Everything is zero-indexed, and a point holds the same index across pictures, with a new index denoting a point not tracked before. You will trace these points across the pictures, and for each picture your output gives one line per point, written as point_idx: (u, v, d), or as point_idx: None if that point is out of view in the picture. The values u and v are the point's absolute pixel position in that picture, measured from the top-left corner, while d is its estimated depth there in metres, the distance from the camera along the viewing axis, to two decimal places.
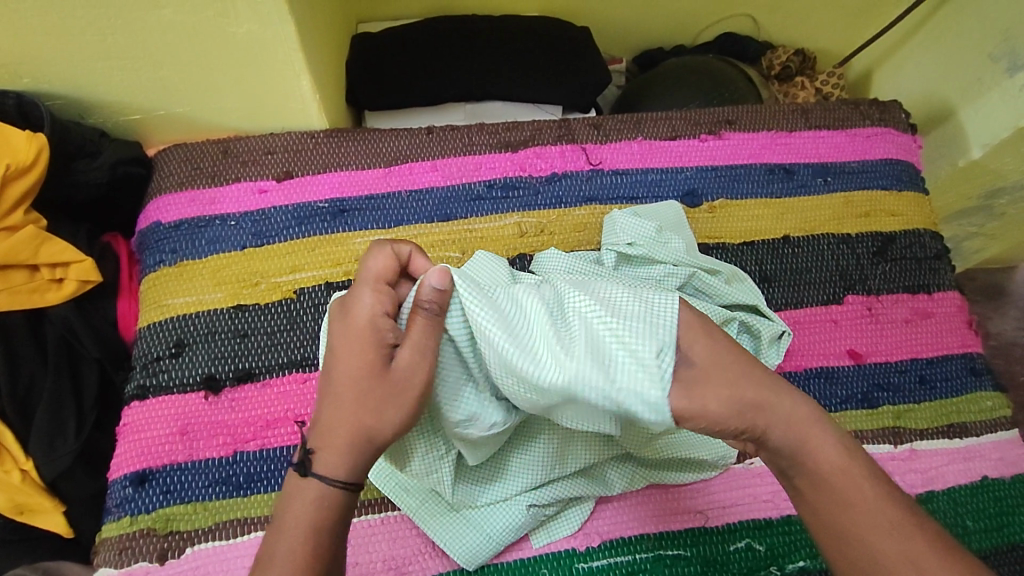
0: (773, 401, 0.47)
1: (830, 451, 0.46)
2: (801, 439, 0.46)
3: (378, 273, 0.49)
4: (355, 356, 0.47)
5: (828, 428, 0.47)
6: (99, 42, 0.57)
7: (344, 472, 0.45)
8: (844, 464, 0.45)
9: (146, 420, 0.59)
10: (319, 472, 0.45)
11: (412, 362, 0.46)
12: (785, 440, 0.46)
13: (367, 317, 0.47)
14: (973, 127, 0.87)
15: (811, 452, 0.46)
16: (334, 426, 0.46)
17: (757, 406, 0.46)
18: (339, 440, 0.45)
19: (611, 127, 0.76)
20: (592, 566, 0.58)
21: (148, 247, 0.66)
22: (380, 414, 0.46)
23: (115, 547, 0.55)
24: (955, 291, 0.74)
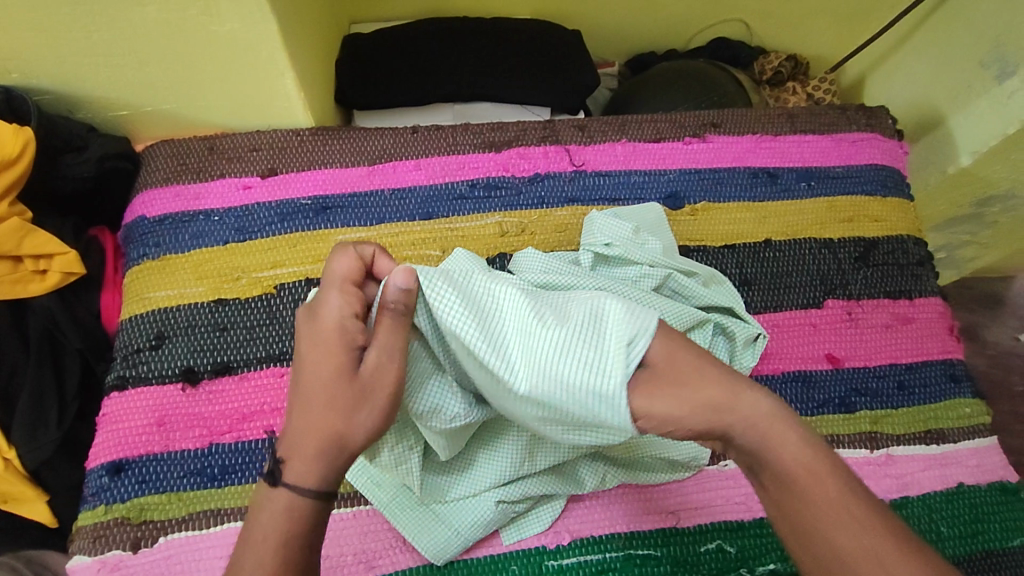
0: (736, 399, 0.46)
1: (795, 451, 0.45)
2: (766, 438, 0.45)
3: (345, 274, 0.48)
4: (323, 361, 0.46)
5: (793, 426, 0.46)
6: (84, 39, 0.58)
7: (315, 480, 0.45)
8: (809, 464, 0.44)
9: (125, 410, 0.60)
10: (290, 481, 0.45)
11: (379, 364, 0.46)
12: (751, 440, 0.45)
13: (335, 318, 0.47)
14: (960, 135, 0.85)
15: (774, 451, 0.45)
16: (306, 433, 0.45)
17: (720, 405, 0.45)
18: (309, 448, 0.45)
19: (596, 129, 0.76)
20: (561, 564, 0.59)
21: (133, 240, 0.67)
22: (348, 418, 0.46)
23: (90, 535, 0.56)
24: (937, 297, 0.74)
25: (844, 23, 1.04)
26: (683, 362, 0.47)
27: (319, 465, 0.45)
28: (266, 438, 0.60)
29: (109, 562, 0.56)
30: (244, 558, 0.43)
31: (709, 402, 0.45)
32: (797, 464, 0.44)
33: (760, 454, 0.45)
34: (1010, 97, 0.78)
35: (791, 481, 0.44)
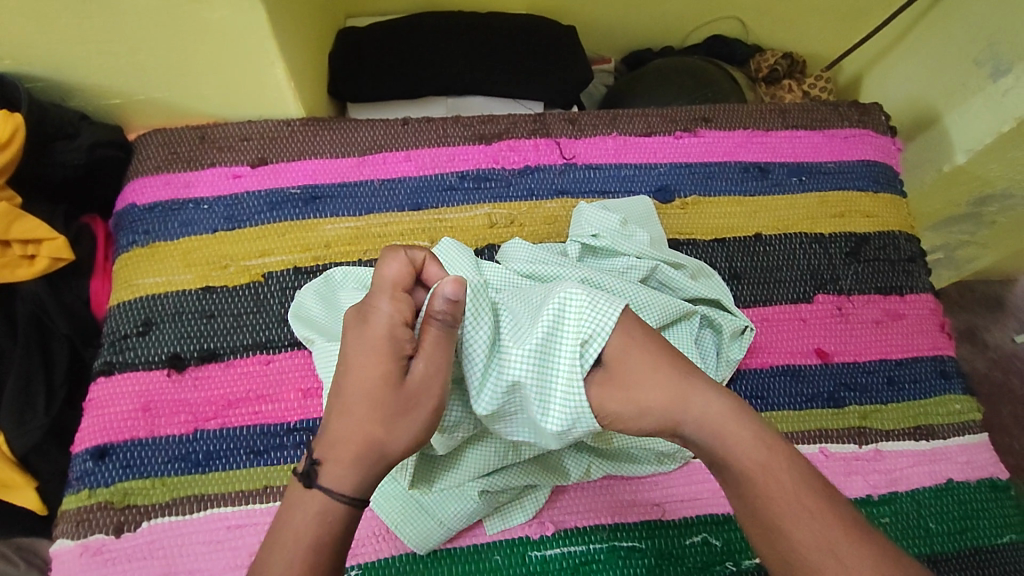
0: (683, 398, 0.48)
1: (751, 450, 0.45)
2: (714, 435, 0.46)
3: (394, 281, 0.47)
4: (370, 367, 0.45)
5: (746, 424, 0.47)
6: (75, 26, 0.59)
7: (353, 485, 0.43)
8: (764, 461, 0.45)
9: (110, 395, 0.60)
10: (328, 486, 0.42)
11: (427, 374, 0.45)
12: (699, 437, 0.47)
13: (385, 326, 0.45)
14: (956, 133, 0.84)
15: (727, 446, 0.46)
16: (347, 438, 0.44)
17: (666, 403, 0.48)
18: (349, 452, 0.43)
19: (586, 122, 0.76)
20: (545, 555, 0.58)
21: (122, 227, 0.67)
22: (391, 426, 0.44)
23: (73, 519, 0.56)
24: (929, 294, 0.74)
25: (841, 22, 1.04)
26: (635, 360, 0.50)
27: (360, 472, 0.43)
28: (251, 425, 0.60)
29: (91, 546, 0.56)
30: None
31: (652, 399, 0.48)
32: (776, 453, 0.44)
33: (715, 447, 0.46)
34: (1004, 95, 0.78)
35: (749, 474, 0.45)
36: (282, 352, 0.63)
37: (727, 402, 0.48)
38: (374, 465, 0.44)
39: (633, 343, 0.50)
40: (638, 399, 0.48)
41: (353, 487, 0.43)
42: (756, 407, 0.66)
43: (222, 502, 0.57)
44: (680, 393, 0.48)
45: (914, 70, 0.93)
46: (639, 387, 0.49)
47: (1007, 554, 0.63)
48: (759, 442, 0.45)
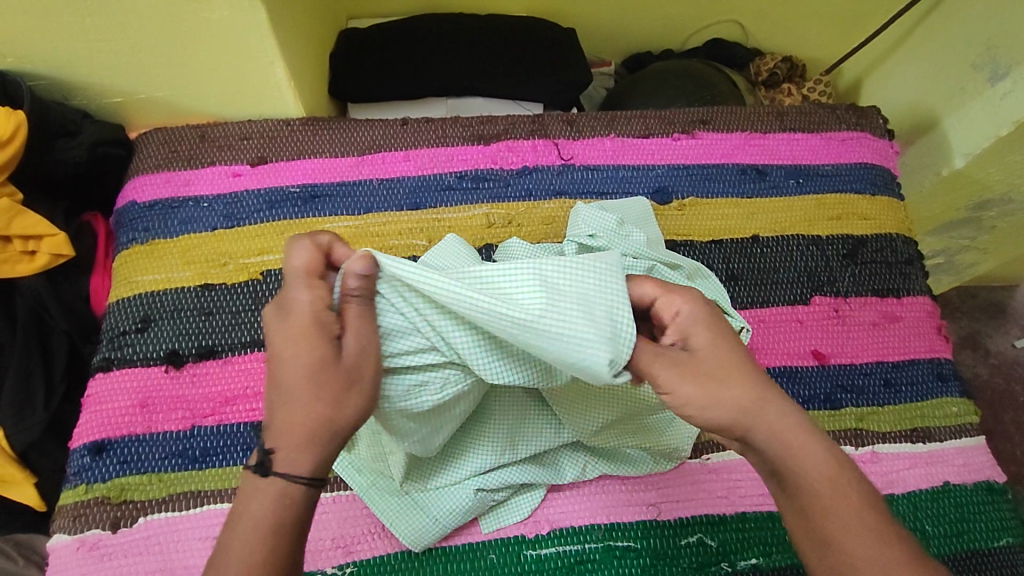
0: (762, 402, 0.45)
1: (818, 462, 0.44)
2: (787, 442, 0.44)
3: (305, 267, 0.45)
4: (301, 351, 0.43)
5: (818, 437, 0.45)
6: (76, 24, 0.59)
7: (312, 468, 0.42)
8: (831, 474, 0.44)
9: (108, 391, 0.61)
10: (288, 471, 0.42)
11: (360, 348, 0.44)
12: (769, 446, 0.45)
13: (309, 311, 0.44)
14: (956, 137, 0.82)
15: (795, 456, 0.44)
16: (301, 422, 0.42)
17: (747, 404, 0.45)
18: (301, 437, 0.42)
19: (584, 124, 0.76)
20: (540, 554, 0.58)
21: (123, 225, 0.68)
22: (337, 404, 0.43)
23: (70, 514, 0.57)
24: (926, 296, 0.74)
25: (840, 25, 1.04)
26: (726, 357, 0.46)
27: (320, 453, 0.43)
28: (247, 422, 0.60)
29: (88, 541, 0.56)
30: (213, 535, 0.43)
31: (738, 401, 0.45)
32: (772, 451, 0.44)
33: (783, 458, 0.44)
34: (1003, 99, 0.77)
35: (816, 487, 0.43)
36: None
37: (801, 416, 0.46)
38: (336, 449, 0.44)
39: (724, 338, 0.47)
40: (723, 397, 0.45)
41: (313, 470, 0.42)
42: None
43: (218, 499, 0.57)
44: (763, 397, 0.45)
45: (913, 74, 0.94)
46: (724, 384, 0.45)
47: (1004, 557, 0.63)
48: (833, 461, 0.44)
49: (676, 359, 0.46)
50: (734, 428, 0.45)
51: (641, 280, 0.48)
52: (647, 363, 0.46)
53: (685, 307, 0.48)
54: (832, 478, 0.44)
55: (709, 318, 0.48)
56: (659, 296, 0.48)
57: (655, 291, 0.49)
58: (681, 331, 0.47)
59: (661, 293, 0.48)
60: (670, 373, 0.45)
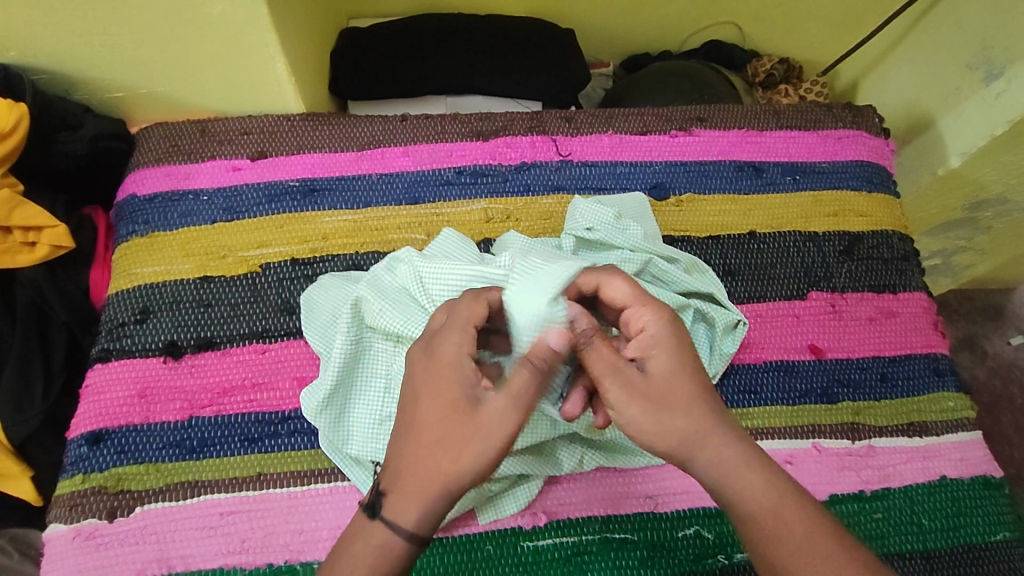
0: (707, 435, 0.46)
1: (761, 493, 0.45)
2: (728, 475, 0.46)
3: (467, 317, 0.48)
4: (439, 396, 0.46)
5: (762, 469, 0.46)
6: (79, 18, 0.60)
7: (414, 521, 0.44)
8: (775, 505, 0.45)
9: (106, 381, 0.61)
10: (394, 522, 0.44)
11: (501, 408, 0.44)
12: (707, 475, 0.46)
13: (453, 354, 0.47)
14: (950, 137, 0.82)
15: (738, 488, 0.45)
16: (418, 475, 0.44)
17: (690, 433, 0.46)
18: (411, 488, 0.44)
19: (582, 121, 0.77)
20: (537, 546, 0.58)
21: (123, 218, 0.68)
22: (459, 460, 0.44)
23: (66, 504, 0.57)
24: (922, 292, 0.74)
25: (837, 27, 1.06)
26: (679, 383, 0.47)
27: (427, 509, 0.44)
28: (244, 412, 0.60)
29: (84, 530, 0.56)
30: None
31: (677, 430, 0.46)
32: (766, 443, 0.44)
33: (726, 489, 0.46)
34: (997, 98, 0.76)
35: (759, 518, 0.45)
36: (278, 342, 0.63)
37: (746, 450, 0.47)
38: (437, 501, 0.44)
39: (679, 364, 0.48)
40: (665, 425, 0.46)
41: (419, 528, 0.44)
42: (749, 402, 0.66)
43: (216, 489, 0.57)
44: (709, 428, 0.46)
45: (909, 75, 0.94)
46: (670, 411, 0.46)
47: (1001, 553, 0.63)
48: (773, 495, 0.45)
49: (630, 375, 0.47)
50: (677, 455, 0.47)
51: (613, 280, 0.51)
52: (601, 375, 0.47)
53: (650, 324, 0.49)
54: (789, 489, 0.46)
55: (674, 341, 0.49)
56: (631, 305, 0.50)
57: (628, 298, 0.51)
58: (641, 349, 0.49)
59: (633, 302, 0.50)
60: (620, 392, 0.46)
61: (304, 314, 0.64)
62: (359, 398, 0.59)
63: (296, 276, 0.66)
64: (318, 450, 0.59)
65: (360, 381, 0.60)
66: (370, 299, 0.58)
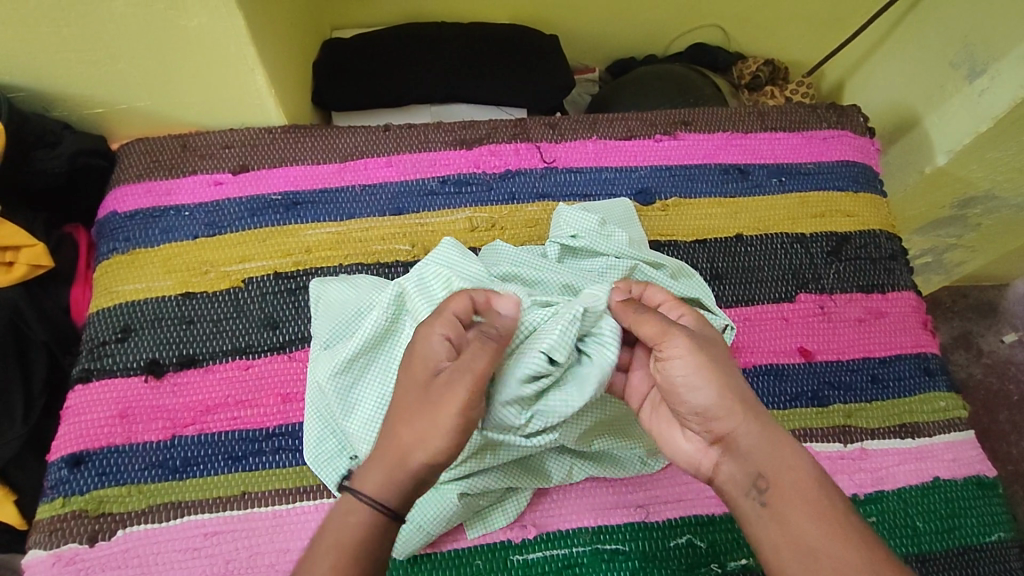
0: (755, 407, 0.49)
1: (803, 465, 0.47)
2: (774, 449, 0.47)
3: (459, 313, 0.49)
4: (408, 374, 0.48)
5: (798, 447, 0.48)
6: (54, 35, 0.59)
7: (374, 488, 0.45)
8: (820, 482, 0.47)
9: (87, 402, 0.60)
10: (357, 488, 0.45)
11: (449, 381, 0.45)
12: (755, 448, 0.48)
13: (429, 339, 0.48)
14: (936, 135, 0.82)
15: (782, 466, 0.47)
16: (383, 445, 0.46)
17: (743, 400, 0.49)
18: (378, 462, 0.46)
19: (566, 127, 0.77)
20: (527, 559, 0.58)
21: (103, 236, 0.68)
22: (416, 433, 0.45)
23: (45, 529, 0.56)
24: (911, 291, 0.74)
25: (821, 27, 1.06)
26: (731, 358, 0.51)
27: (389, 477, 0.45)
28: (228, 429, 0.60)
29: (64, 556, 0.55)
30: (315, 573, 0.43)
31: (736, 394, 0.49)
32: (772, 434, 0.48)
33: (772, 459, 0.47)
34: (980, 96, 0.76)
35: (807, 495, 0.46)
36: (262, 357, 0.63)
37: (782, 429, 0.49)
38: (402, 468, 0.45)
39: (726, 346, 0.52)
40: (724, 384, 0.49)
41: (378, 492, 0.45)
42: None
43: (200, 510, 0.56)
44: (755, 404, 0.49)
45: (893, 74, 0.94)
46: (728, 376, 0.49)
47: (995, 553, 0.62)
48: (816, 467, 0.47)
49: (696, 339, 0.50)
50: (730, 418, 0.48)
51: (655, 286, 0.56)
52: (664, 331, 0.49)
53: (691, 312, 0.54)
54: (818, 482, 0.46)
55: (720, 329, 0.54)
56: (667, 303, 0.55)
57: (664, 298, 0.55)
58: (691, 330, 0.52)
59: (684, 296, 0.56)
60: (685, 344, 0.49)
61: (315, 309, 0.63)
62: (372, 379, 0.57)
63: (280, 291, 0.65)
64: (304, 467, 0.59)
65: (377, 366, 0.57)
66: (414, 295, 0.57)
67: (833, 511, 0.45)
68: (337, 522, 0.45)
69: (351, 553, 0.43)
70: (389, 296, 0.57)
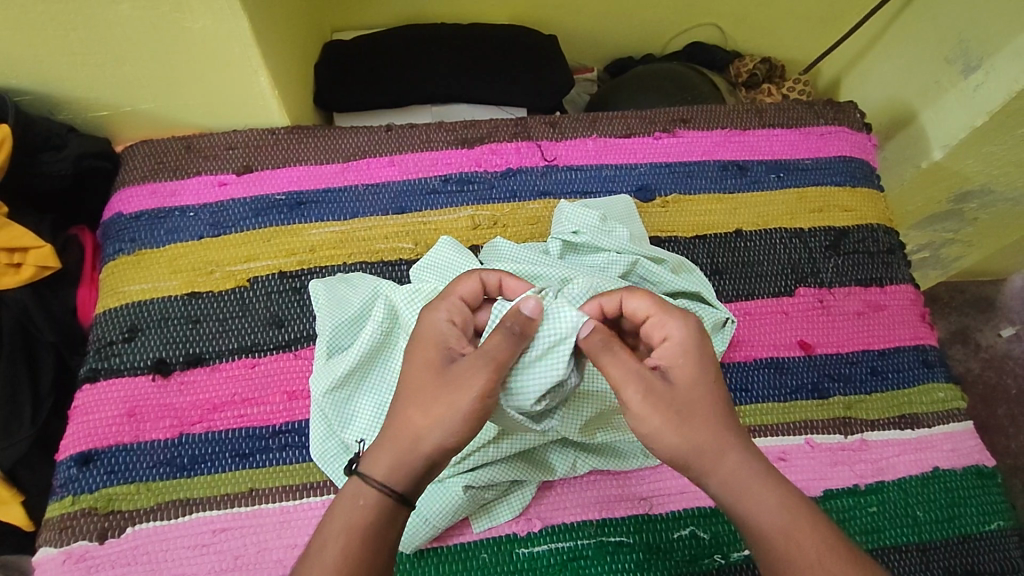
0: (723, 449, 0.47)
1: (772, 506, 0.46)
2: (741, 489, 0.46)
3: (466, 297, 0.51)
4: (418, 360, 0.48)
5: (772, 482, 0.46)
6: (60, 38, 0.60)
7: (386, 470, 0.45)
8: (789, 520, 0.45)
9: (96, 401, 0.61)
10: (369, 472, 0.46)
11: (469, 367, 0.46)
12: (722, 491, 0.47)
13: (440, 324, 0.49)
14: (933, 130, 0.83)
15: (751, 505, 0.46)
16: (390, 441, 0.46)
17: (707, 447, 0.46)
18: (383, 455, 0.46)
19: (567, 125, 0.77)
20: (532, 552, 0.58)
21: (109, 237, 0.68)
22: (427, 417, 0.46)
23: (56, 527, 0.56)
24: (909, 284, 0.75)
25: (817, 25, 1.07)
26: (698, 398, 0.47)
27: (402, 457, 0.46)
28: (236, 427, 0.60)
29: (74, 553, 0.55)
30: (322, 567, 0.43)
31: (697, 441, 0.46)
32: (738, 472, 0.46)
33: (737, 504, 0.46)
34: (975, 91, 0.77)
35: (773, 534, 0.45)
36: (268, 356, 0.63)
37: (756, 464, 0.47)
38: (411, 456, 0.46)
39: (703, 378, 0.48)
40: (687, 435, 0.46)
41: (390, 476, 0.45)
42: (741, 400, 0.66)
43: (209, 506, 0.57)
44: (724, 445, 0.47)
45: (888, 70, 0.95)
46: (691, 423, 0.46)
47: (995, 542, 0.63)
48: (786, 507, 0.46)
49: (655, 391, 0.46)
50: (693, 466, 0.47)
51: (635, 295, 0.50)
52: (619, 385, 0.46)
53: (674, 334, 0.49)
54: (786, 523, 0.45)
55: (697, 350, 0.48)
56: (652, 317, 0.50)
57: (649, 310, 0.50)
58: (663, 358, 0.48)
59: (656, 312, 0.50)
60: (640, 398, 0.46)
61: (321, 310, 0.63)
62: (369, 390, 0.59)
63: (284, 291, 0.66)
64: (310, 463, 0.59)
65: (374, 376, 0.59)
66: (404, 308, 0.58)
67: (802, 549, 0.44)
68: (344, 511, 0.45)
69: (360, 547, 0.44)
70: (383, 309, 0.59)
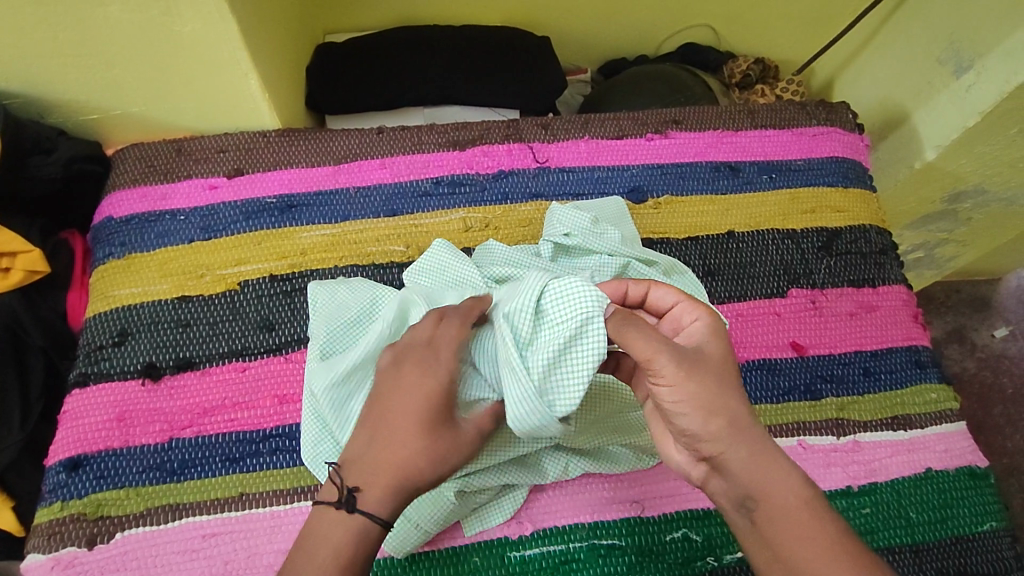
0: (746, 425, 0.47)
1: (788, 484, 0.45)
2: (762, 466, 0.46)
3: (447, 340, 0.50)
4: (406, 370, 0.48)
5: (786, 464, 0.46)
6: (48, 41, 0.60)
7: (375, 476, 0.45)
8: (806, 498, 0.45)
9: (85, 406, 0.60)
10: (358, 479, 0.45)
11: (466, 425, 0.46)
12: (744, 470, 0.46)
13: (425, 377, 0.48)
14: (925, 131, 0.83)
15: (770, 483, 0.45)
16: (378, 447, 0.46)
17: (734, 420, 0.46)
18: (371, 460, 0.46)
19: (558, 127, 0.77)
20: (524, 555, 0.58)
21: (99, 240, 0.68)
22: None
23: (44, 533, 0.56)
24: (901, 285, 0.75)
25: (810, 25, 1.07)
26: (727, 374, 0.48)
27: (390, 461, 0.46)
28: (226, 431, 0.60)
29: (62, 560, 0.55)
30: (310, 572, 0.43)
31: (726, 415, 0.46)
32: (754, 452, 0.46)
33: (757, 480, 0.45)
34: (966, 91, 0.77)
35: (792, 510, 0.45)
36: (259, 359, 0.63)
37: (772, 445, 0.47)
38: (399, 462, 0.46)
39: (730, 358, 0.49)
40: (716, 407, 0.46)
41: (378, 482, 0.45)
42: None
43: (198, 511, 0.56)
44: (747, 423, 0.47)
45: (881, 71, 0.95)
46: (720, 396, 0.46)
47: (988, 542, 0.63)
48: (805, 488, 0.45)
49: (689, 359, 0.47)
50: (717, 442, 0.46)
51: (661, 285, 0.53)
52: (653, 353, 0.46)
53: (702, 318, 0.51)
54: (805, 500, 0.45)
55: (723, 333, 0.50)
56: (680, 304, 0.52)
57: (676, 297, 0.53)
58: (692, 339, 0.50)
59: (682, 299, 0.52)
60: (675, 364, 0.46)
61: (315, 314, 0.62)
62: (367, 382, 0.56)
63: (274, 294, 0.66)
64: (301, 467, 0.59)
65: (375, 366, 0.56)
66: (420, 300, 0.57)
67: (822, 530, 0.44)
68: (332, 516, 0.45)
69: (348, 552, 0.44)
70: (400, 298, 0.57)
